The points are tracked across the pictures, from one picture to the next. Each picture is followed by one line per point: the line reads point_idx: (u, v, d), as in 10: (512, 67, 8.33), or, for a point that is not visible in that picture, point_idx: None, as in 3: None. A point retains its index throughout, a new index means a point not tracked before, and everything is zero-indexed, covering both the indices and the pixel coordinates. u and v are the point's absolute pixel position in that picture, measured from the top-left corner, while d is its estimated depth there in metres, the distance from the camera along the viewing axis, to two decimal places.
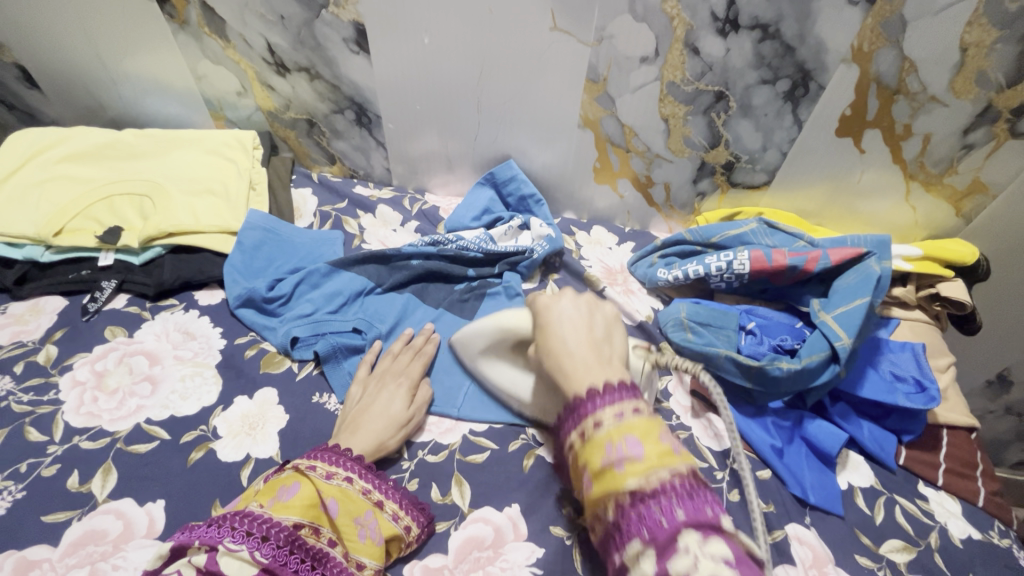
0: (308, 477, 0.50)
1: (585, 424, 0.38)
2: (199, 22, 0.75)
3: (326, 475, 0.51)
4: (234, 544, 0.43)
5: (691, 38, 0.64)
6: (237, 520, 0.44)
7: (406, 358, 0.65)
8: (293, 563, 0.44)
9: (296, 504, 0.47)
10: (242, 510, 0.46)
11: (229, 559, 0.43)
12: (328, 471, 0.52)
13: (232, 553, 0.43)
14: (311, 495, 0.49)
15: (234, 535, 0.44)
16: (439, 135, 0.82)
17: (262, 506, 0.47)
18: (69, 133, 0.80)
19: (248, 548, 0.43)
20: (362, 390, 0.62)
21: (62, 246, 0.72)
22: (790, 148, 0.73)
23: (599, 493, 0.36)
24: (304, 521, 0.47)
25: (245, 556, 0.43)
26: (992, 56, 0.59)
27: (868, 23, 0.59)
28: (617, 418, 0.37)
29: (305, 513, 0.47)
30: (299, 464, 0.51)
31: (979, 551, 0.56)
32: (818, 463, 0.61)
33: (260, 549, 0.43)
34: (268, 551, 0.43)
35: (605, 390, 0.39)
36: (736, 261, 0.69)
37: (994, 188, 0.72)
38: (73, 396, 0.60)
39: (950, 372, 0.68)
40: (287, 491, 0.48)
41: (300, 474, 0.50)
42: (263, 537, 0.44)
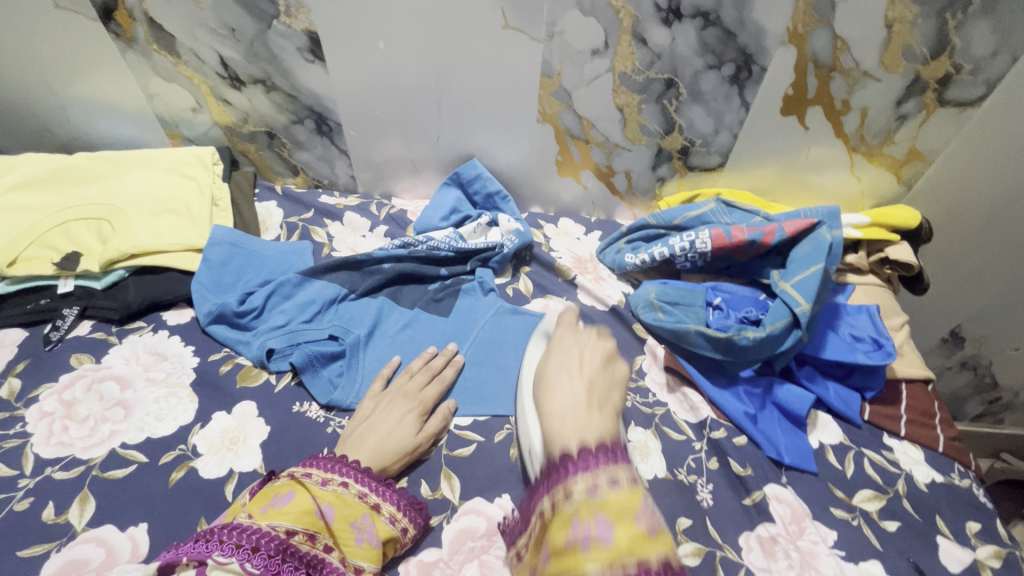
0: (301, 484, 0.50)
1: (560, 495, 0.42)
2: (147, 40, 0.73)
3: (322, 482, 0.51)
4: (224, 557, 0.43)
5: (638, 29, 0.66)
6: (225, 534, 0.44)
7: (422, 379, 0.64)
8: (287, 571, 0.44)
9: (289, 511, 0.47)
10: (231, 523, 0.45)
11: (220, 573, 0.42)
12: (324, 477, 0.52)
13: (222, 566, 0.42)
14: (305, 502, 0.49)
15: (223, 548, 0.43)
16: (402, 139, 0.83)
17: (256, 515, 0.47)
18: (17, 160, 0.77)
19: (238, 560, 0.43)
20: (374, 405, 0.61)
21: (18, 276, 0.70)
22: (740, 130, 0.76)
23: (557, 568, 0.38)
24: (298, 527, 0.47)
25: (235, 568, 0.42)
26: (915, 31, 0.63)
27: (801, 7, 0.63)
28: (588, 491, 0.41)
29: (299, 519, 0.47)
30: (295, 472, 0.51)
31: (943, 493, 0.60)
32: (790, 426, 0.64)
33: (250, 560, 0.43)
34: (259, 562, 0.43)
35: (585, 456, 0.44)
36: (698, 240, 0.72)
37: (929, 154, 0.77)
38: (42, 427, 0.58)
39: (904, 330, 0.72)
40: (280, 499, 0.48)
41: (295, 481, 0.50)
42: (253, 548, 0.44)
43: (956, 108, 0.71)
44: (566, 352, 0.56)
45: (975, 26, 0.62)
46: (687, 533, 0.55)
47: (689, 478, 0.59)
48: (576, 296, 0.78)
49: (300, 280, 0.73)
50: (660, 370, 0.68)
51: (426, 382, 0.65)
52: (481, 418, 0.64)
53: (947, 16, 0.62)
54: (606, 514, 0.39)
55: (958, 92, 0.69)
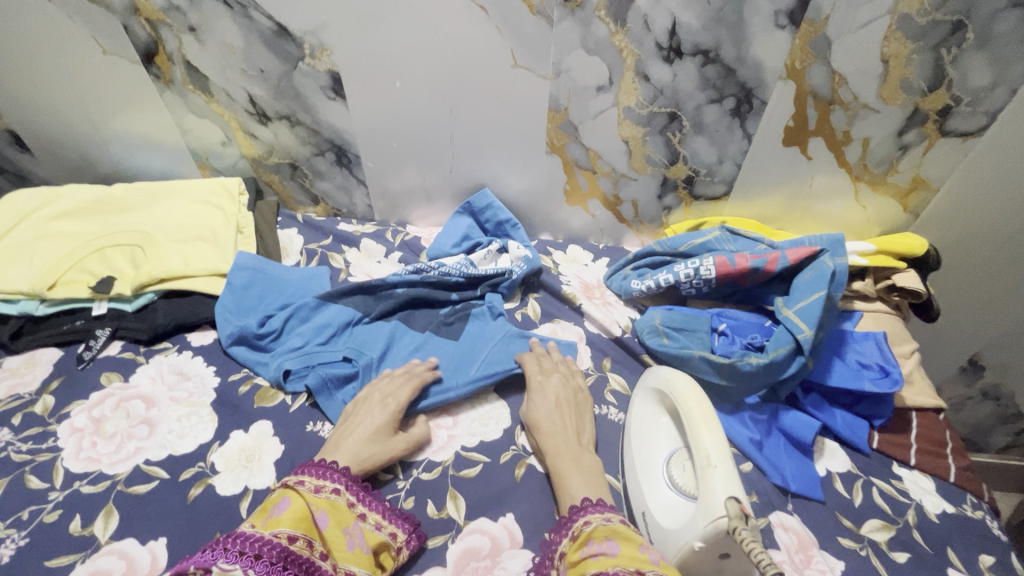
0: (296, 491, 0.52)
1: (580, 525, 0.51)
2: (183, 80, 0.79)
3: (315, 489, 0.53)
4: (228, 564, 0.44)
5: (641, 66, 0.70)
6: (228, 544, 0.46)
7: (398, 382, 0.66)
8: None
9: (287, 518, 0.49)
10: (233, 533, 0.47)
11: None
12: (317, 485, 0.54)
13: (226, 573, 0.44)
14: (301, 508, 0.51)
15: (225, 558, 0.45)
16: (417, 170, 0.87)
17: (256, 526, 0.48)
18: (61, 191, 0.83)
19: (242, 567, 0.44)
20: (355, 407, 0.64)
21: (56, 299, 0.75)
22: (743, 160, 0.78)
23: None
24: (297, 533, 0.49)
25: (240, 575, 0.44)
26: (912, 65, 0.65)
27: (798, 43, 0.65)
28: (603, 522, 0.50)
29: (296, 526, 0.49)
30: (288, 481, 0.53)
31: (955, 524, 0.59)
32: (796, 452, 0.63)
33: (254, 567, 0.45)
34: (262, 568, 0.45)
35: (594, 504, 0.53)
36: (702, 267, 0.73)
37: (934, 183, 0.78)
38: (71, 442, 0.62)
39: (914, 358, 0.72)
40: (278, 506, 0.50)
41: (290, 489, 0.52)
42: (256, 555, 0.46)
43: (958, 138, 0.72)
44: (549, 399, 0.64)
45: (972, 60, 0.64)
46: None
47: None
48: (583, 322, 0.79)
49: (315, 304, 0.76)
50: None
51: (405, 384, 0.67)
52: (488, 439, 0.65)
53: (942, 51, 0.64)
54: (616, 539, 0.47)
55: (960, 123, 0.70)
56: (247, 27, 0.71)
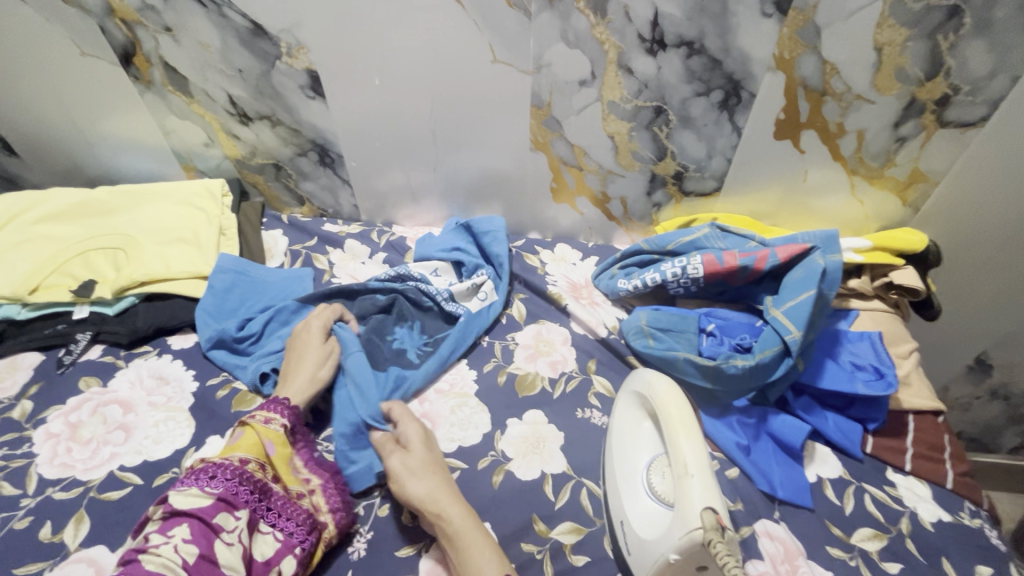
0: (249, 425, 0.58)
1: None
2: (163, 81, 0.78)
3: (265, 421, 0.59)
4: (186, 486, 0.51)
5: (623, 59, 0.67)
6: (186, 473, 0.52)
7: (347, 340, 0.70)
8: (243, 493, 0.53)
9: (240, 446, 0.56)
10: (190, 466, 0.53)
11: (182, 496, 0.50)
12: (267, 417, 0.59)
13: (184, 491, 0.51)
14: (252, 439, 0.57)
15: (184, 482, 0.52)
16: (401, 169, 0.86)
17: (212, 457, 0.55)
18: (44, 195, 0.83)
19: (199, 485, 0.51)
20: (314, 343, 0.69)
21: (38, 303, 0.75)
22: (734, 155, 0.76)
23: None
24: (250, 458, 0.55)
25: (197, 492, 0.51)
26: (906, 53, 0.62)
27: (786, 32, 0.63)
28: None
29: (247, 451, 0.56)
30: (240, 418, 0.59)
31: (951, 534, 0.56)
32: (785, 458, 0.61)
33: (210, 484, 0.52)
34: (219, 484, 0.52)
35: None
36: (690, 266, 0.71)
37: (934, 176, 0.74)
38: (46, 448, 0.61)
39: (912, 358, 0.69)
40: (233, 438, 0.57)
41: (243, 423, 0.59)
42: (211, 476, 0.52)
43: (958, 129, 0.68)
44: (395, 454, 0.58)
45: (970, 47, 0.61)
46: None
47: None
48: (569, 324, 0.78)
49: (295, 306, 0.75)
50: None
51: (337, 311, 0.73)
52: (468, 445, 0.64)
53: (939, 38, 0.61)
54: None
55: (959, 113, 0.67)
56: (222, 26, 0.70)
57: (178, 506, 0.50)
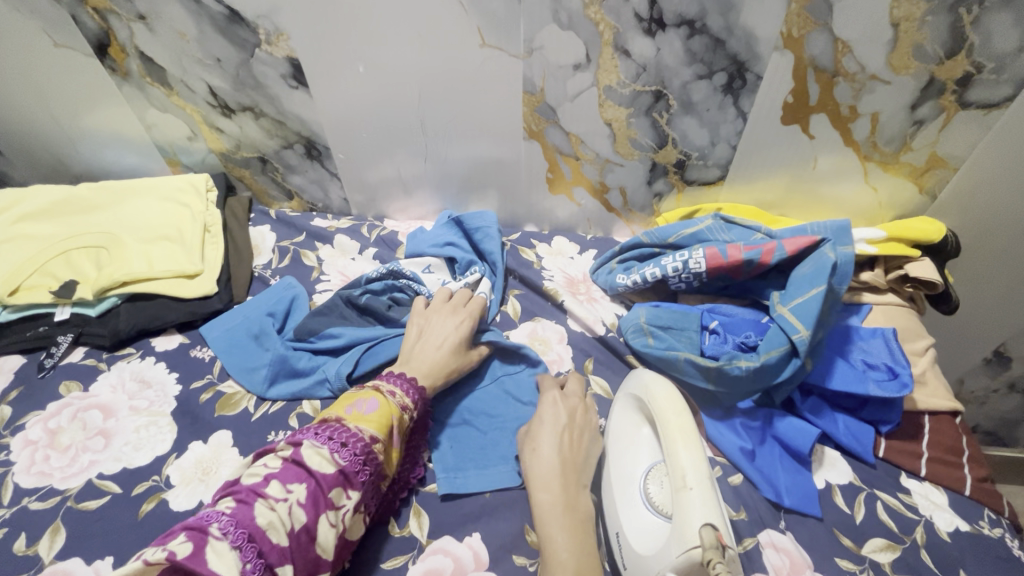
0: (380, 394, 0.56)
1: None
2: (140, 73, 0.75)
3: (401, 404, 0.56)
4: (319, 443, 0.50)
5: (620, 41, 0.63)
6: (323, 429, 0.51)
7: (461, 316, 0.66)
8: (362, 474, 0.50)
9: (371, 418, 0.53)
10: (328, 423, 0.52)
11: (314, 454, 0.49)
12: (404, 402, 0.57)
13: (316, 449, 0.49)
14: (387, 415, 0.54)
15: (319, 437, 0.50)
16: (391, 161, 0.82)
17: (327, 416, 0.53)
18: (25, 193, 0.81)
19: (330, 449, 0.49)
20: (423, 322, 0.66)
21: (19, 305, 0.73)
22: (738, 141, 0.72)
23: None
24: (379, 436, 0.53)
25: (327, 454, 0.49)
26: (925, 28, 0.58)
27: (794, 8, 0.58)
28: None
29: (379, 429, 0.53)
30: (382, 386, 0.56)
31: (969, 544, 0.53)
32: (792, 463, 0.58)
33: (340, 453, 0.49)
34: (347, 457, 0.49)
35: None
36: (692, 260, 0.68)
37: (953, 161, 0.70)
38: (24, 456, 0.59)
39: (928, 355, 0.66)
40: (368, 407, 0.54)
41: (357, 391, 0.56)
42: (343, 443, 0.50)
43: (980, 110, 0.64)
44: (554, 428, 0.56)
45: (995, 20, 0.56)
46: None
47: None
48: (565, 321, 0.74)
49: (324, 307, 0.72)
50: None
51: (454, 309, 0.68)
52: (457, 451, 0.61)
53: (961, 11, 0.56)
54: None
55: (982, 93, 0.62)
56: (197, 13, 0.67)
57: (307, 464, 0.48)
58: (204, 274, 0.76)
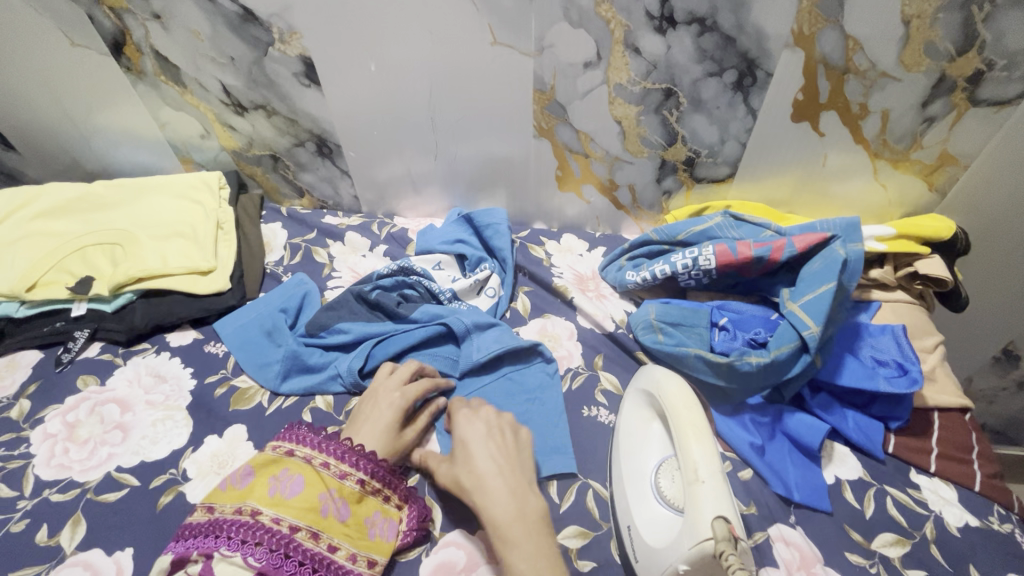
0: (303, 469, 0.52)
1: None
2: (155, 71, 0.76)
3: (339, 475, 0.53)
4: (228, 551, 0.46)
5: (631, 38, 0.64)
6: (233, 529, 0.47)
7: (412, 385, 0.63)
8: (290, 565, 0.47)
9: (291, 502, 0.50)
10: (240, 518, 0.48)
11: (224, 565, 0.46)
12: (341, 472, 0.53)
13: (226, 559, 0.46)
14: (311, 497, 0.50)
15: (231, 540, 0.47)
16: (401, 159, 0.83)
17: (243, 506, 0.49)
18: (41, 190, 0.82)
19: (240, 554, 0.46)
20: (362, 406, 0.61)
21: (36, 300, 0.74)
22: (748, 138, 0.72)
23: None
24: (301, 523, 0.49)
25: (238, 561, 0.46)
26: (937, 26, 0.58)
27: (805, 6, 0.58)
28: None
29: (302, 515, 0.49)
30: (310, 459, 0.53)
31: (979, 539, 0.53)
32: (802, 458, 0.58)
33: (253, 554, 0.46)
34: (261, 555, 0.46)
35: None
36: (701, 257, 0.68)
37: (964, 158, 0.70)
38: (44, 449, 0.61)
39: (938, 352, 0.66)
40: (288, 487, 0.50)
41: (282, 459, 0.53)
42: (256, 543, 0.47)
43: (991, 108, 0.64)
44: (478, 439, 0.55)
45: (1007, 17, 0.56)
46: None
47: None
48: (575, 318, 0.75)
49: (334, 303, 0.74)
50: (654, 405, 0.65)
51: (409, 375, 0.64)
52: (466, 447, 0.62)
53: (973, 8, 0.56)
54: None
55: (993, 90, 0.62)
56: (211, 12, 0.67)
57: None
58: (218, 271, 0.77)
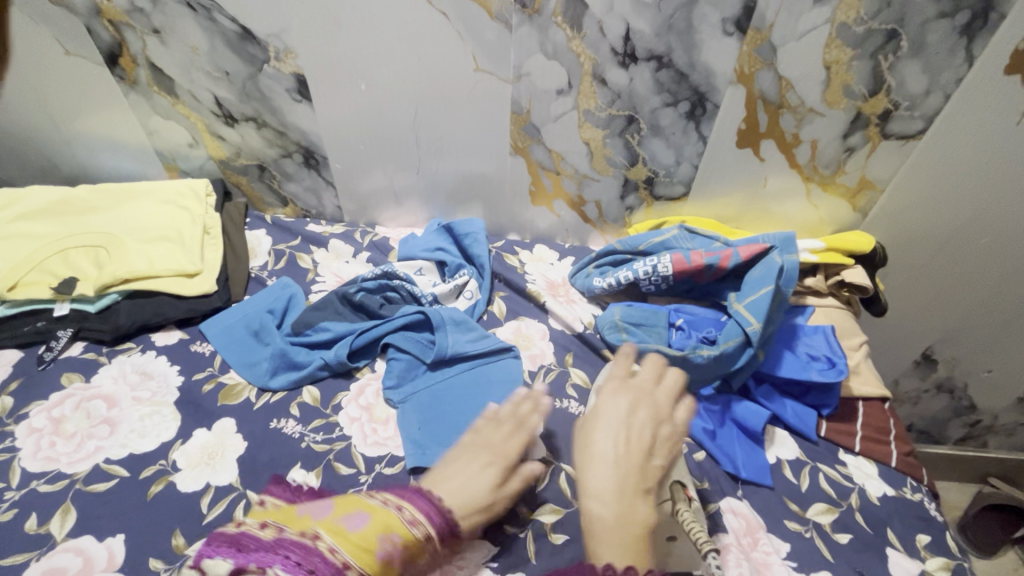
0: (377, 508, 0.47)
1: None
2: (148, 82, 0.79)
3: (400, 512, 0.48)
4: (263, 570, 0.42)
5: (598, 71, 0.72)
6: (268, 552, 0.43)
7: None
8: None
9: (350, 538, 0.45)
10: (280, 543, 0.44)
11: None
12: (400, 507, 0.48)
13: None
14: (371, 537, 0.45)
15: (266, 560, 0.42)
16: (384, 171, 0.88)
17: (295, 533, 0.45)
18: (23, 192, 0.83)
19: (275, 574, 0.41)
20: None
21: (17, 300, 0.74)
22: (700, 161, 0.81)
23: None
24: (352, 566, 0.43)
25: None
26: (852, 71, 0.69)
27: (745, 50, 0.68)
28: None
29: (359, 555, 0.43)
30: (386, 499, 0.48)
31: (894, 506, 0.62)
32: (748, 442, 0.66)
33: None
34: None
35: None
36: (660, 265, 0.76)
37: (880, 183, 0.81)
38: (30, 443, 0.62)
39: (862, 350, 0.75)
40: (353, 523, 0.46)
41: (358, 499, 0.49)
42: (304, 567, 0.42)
43: (899, 141, 0.75)
44: (611, 424, 0.52)
45: (906, 67, 0.67)
46: None
47: None
48: (547, 320, 0.81)
49: (319, 303, 0.77)
50: None
51: None
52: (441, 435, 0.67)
53: (880, 58, 0.67)
54: None
55: (900, 126, 0.74)
56: (211, 30, 0.72)
57: None
58: (204, 273, 0.80)
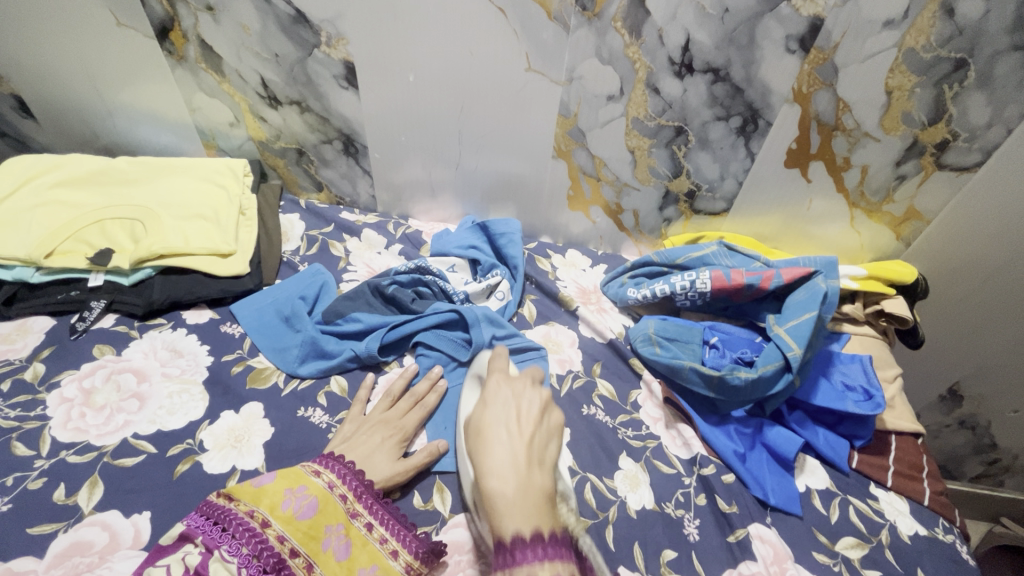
0: (330, 500, 0.53)
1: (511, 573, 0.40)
2: (197, 58, 0.79)
3: (351, 512, 0.54)
4: (221, 547, 0.46)
5: (652, 79, 0.71)
6: (220, 520, 0.47)
7: (403, 406, 0.66)
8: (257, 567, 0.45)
9: (301, 524, 0.50)
10: (230, 514, 0.48)
11: (219, 565, 0.45)
12: (353, 510, 0.54)
13: (224, 560, 0.45)
14: (317, 525, 0.51)
15: (212, 534, 0.46)
16: (423, 164, 0.87)
17: (255, 511, 0.49)
18: (64, 159, 0.83)
19: (220, 546, 0.46)
20: (355, 427, 0.63)
21: (52, 268, 0.74)
22: (745, 178, 0.80)
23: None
24: (302, 548, 0.49)
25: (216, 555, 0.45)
26: (913, 98, 0.67)
27: (806, 69, 0.67)
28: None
29: (303, 539, 0.49)
30: (332, 487, 0.54)
31: (926, 546, 0.60)
32: (778, 467, 0.65)
33: (229, 546, 0.46)
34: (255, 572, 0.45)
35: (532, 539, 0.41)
36: (698, 281, 0.75)
37: (928, 214, 0.79)
38: (61, 412, 0.62)
39: (897, 382, 0.73)
40: (302, 507, 0.51)
41: (305, 477, 0.54)
42: (232, 534, 0.47)
43: (953, 172, 0.73)
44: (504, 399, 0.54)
45: (970, 98, 0.65)
46: (671, 565, 0.56)
47: (676, 512, 0.60)
48: (577, 326, 0.80)
49: (352, 293, 0.77)
50: (656, 405, 0.71)
51: (409, 407, 0.66)
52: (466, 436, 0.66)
53: (944, 86, 0.65)
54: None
55: (956, 157, 0.72)
56: (265, 12, 0.71)
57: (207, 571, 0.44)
58: (238, 254, 0.80)
